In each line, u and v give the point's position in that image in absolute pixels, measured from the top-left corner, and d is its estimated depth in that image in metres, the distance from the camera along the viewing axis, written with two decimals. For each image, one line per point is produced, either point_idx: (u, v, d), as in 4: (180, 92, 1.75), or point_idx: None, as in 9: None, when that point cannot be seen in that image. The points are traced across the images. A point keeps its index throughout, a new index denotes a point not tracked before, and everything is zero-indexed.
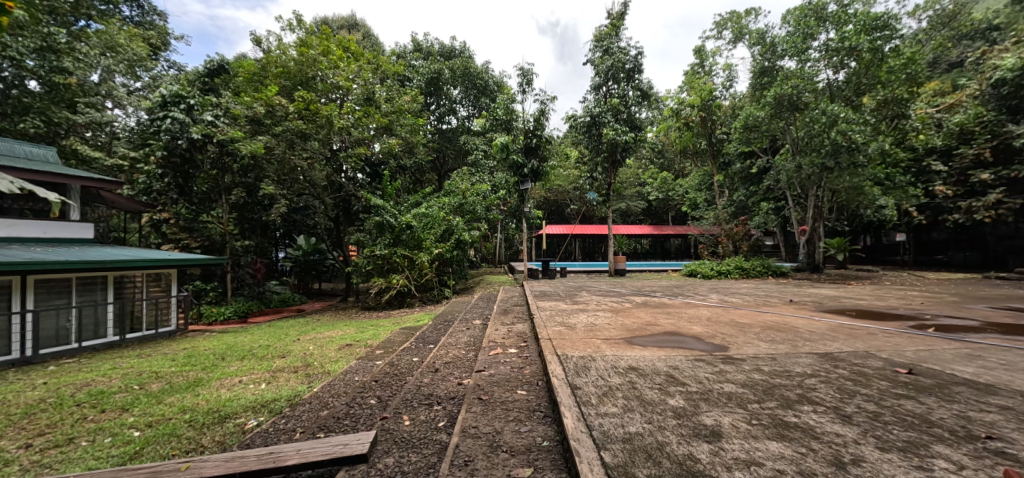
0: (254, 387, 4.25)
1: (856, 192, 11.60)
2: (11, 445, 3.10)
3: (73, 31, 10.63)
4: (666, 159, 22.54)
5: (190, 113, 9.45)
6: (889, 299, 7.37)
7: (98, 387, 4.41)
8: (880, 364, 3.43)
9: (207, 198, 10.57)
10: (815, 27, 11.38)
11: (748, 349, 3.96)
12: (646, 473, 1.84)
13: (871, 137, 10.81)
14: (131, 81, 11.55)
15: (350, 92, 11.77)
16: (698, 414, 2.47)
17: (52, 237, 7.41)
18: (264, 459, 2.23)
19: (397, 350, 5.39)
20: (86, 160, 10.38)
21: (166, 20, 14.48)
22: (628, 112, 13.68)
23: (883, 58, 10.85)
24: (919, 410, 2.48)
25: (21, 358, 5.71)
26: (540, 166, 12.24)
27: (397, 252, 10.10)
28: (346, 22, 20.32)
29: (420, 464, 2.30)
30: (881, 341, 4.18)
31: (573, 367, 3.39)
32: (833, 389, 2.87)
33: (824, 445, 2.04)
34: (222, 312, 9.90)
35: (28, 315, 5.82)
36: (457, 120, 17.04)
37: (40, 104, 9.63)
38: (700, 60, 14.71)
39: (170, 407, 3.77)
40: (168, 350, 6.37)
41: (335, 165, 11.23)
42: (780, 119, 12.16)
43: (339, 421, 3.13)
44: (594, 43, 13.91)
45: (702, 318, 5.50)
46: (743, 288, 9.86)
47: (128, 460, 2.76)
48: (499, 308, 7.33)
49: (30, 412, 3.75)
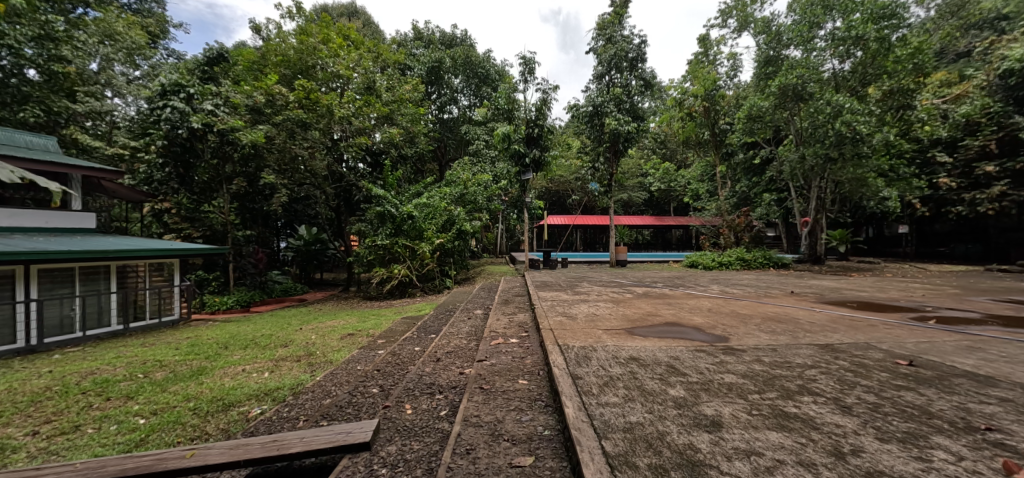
0: (257, 376, 4.29)
1: (860, 183, 11.44)
2: (18, 432, 3.14)
3: (70, 19, 10.52)
4: (668, 149, 22.34)
5: (189, 102, 9.29)
6: (890, 290, 7.39)
7: (103, 376, 4.45)
8: (881, 356, 3.44)
9: (208, 188, 10.52)
10: (822, 16, 11.21)
11: (748, 340, 3.97)
12: (646, 462, 1.86)
13: (876, 128, 10.66)
14: (131, 70, 11.39)
15: (350, 81, 11.55)
16: (699, 404, 2.49)
17: (55, 227, 7.44)
18: (269, 447, 2.26)
19: (398, 340, 5.41)
20: (86, 149, 10.32)
21: (164, 7, 14.44)
22: (630, 101, 13.45)
23: (890, 48, 10.69)
24: (920, 401, 2.50)
25: (26, 346, 5.77)
26: (542, 155, 12.09)
27: (399, 242, 10.13)
28: (346, 9, 20.07)
29: (423, 451, 2.34)
30: (881, 333, 4.20)
31: (574, 357, 3.41)
32: (833, 380, 2.89)
33: (824, 435, 2.06)
34: (225, 301, 9.98)
35: (33, 305, 5.86)
36: (458, 109, 16.86)
37: (39, 93, 9.56)
38: (705, 49, 14.45)
39: (174, 395, 3.82)
40: (172, 340, 6.42)
41: (335, 154, 11.08)
42: (784, 110, 12.03)
43: (342, 410, 3.17)
44: (597, 31, 13.78)
45: (703, 309, 5.50)
46: (744, 279, 9.90)
47: (134, 447, 2.82)
48: (500, 298, 7.31)
49: (35, 400, 3.78)
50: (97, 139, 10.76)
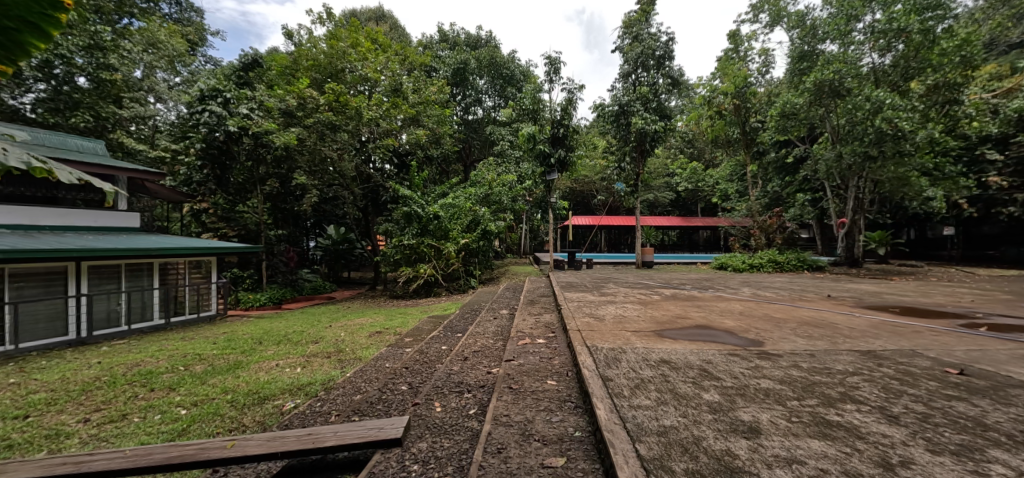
0: (290, 371, 4.42)
1: (902, 182, 10.90)
2: (72, 419, 3.34)
3: (117, 29, 11.13)
4: (696, 148, 21.92)
5: (226, 106, 9.71)
6: (936, 295, 7.02)
7: (148, 368, 4.67)
8: (929, 364, 3.27)
9: (243, 189, 10.95)
10: (860, 8, 10.76)
11: (784, 344, 3.85)
12: (684, 467, 1.81)
13: (919, 124, 10.14)
14: (171, 76, 12.03)
15: (378, 84, 11.76)
16: (735, 410, 2.42)
17: (101, 226, 7.86)
18: (304, 441, 2.31)
19: (425, 338, 5.49)
20: (131, 152, 10.91)
21: (202, 16, 15.06)
22: (657, 100, 13.22)
23: (934, 40, 10.19)
24: (973, 413, 2.35)
25: (76, 338, 6.12)
26: (568, 155, 11.96)
27: (425, 242, 10.28)
28: (374, 14, 20.54)
29: (453, 449, 2.36)
30: (927, 340, 3.99)
31: (603, 359, 3.36)
32: (877, 388, 2.76)
33: (870, 445, 1.97)
34: (258, 298, 10.36)
35: (82, 299, 6.21)
36: (483, 111, 17.04)
37: (88, 100, 10.13)
38: (735, 45, 14.08)
39: (213, 388, 3.96)
40: (209, 334, 6.70)
41: (363, 156, 11.27)
42: (819, 107, 11.49)
43: (372, 406, 3.23)
44: (623, 30, 13.65)
45: (734, 312, 5.36)
46: (777, 281, 9.61)
47: (177, 436, 2.95)
48: (526, 299, 7.29)
49: (86, 389, 4.00)
50: (141, 142, 11.36)
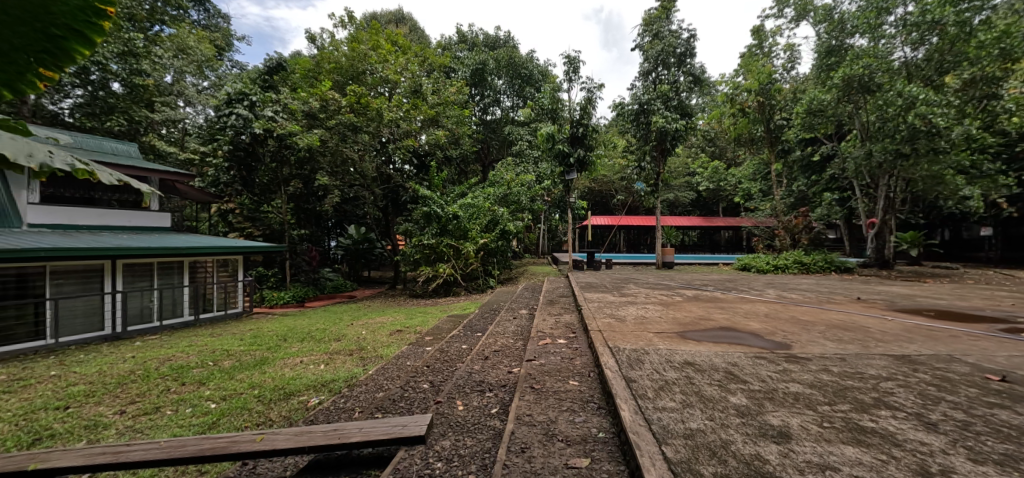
0: (314, 367, 4.51)
1: (936, 180, 10.49)
2: (109, 411, 3.48)
3: (150, 36, 11.57)
4: (717, 147, 21.52)
5: (252, 109, 10.07)
6: (974, 299, 6.72)
7: (179, 362, 4.84)
8: (968, 370, 3.13)
9: (267, 190, 11.26)
10: (892, 1, 10.42)
11: (813, 347, 3.74)
12: (712, 471, 1.78)
13: (955, 120, 9.72)
14: (200, 81, 12.26)
15: (398, 85, 11.89)
16: (764, 414, 2.37)
17: (134, 226, 8.17)
18: (330, 436, 2.35)
19: (446, 337, 5.53)
20: (162, 155, 11.33)
21: (229, 22, 15.51)
22: (678, 98, 13.01)
23: (971, 32, 9.82)
24: (1018, 421, 2.25)
25: (111, 334, 6.39)
26: (587, 155, 11.85)
27: (444, 242, 10.35)
28: (394, 16, 20.83)
29: (476, 448, 2.38)
30: (966, 345, 3.83)
31: (626, 360, 3.33)
32: (913, 394, 2.66)
33: (907, 453, 1.90)
34: (282, 296, 10.61)
35: (116, 296, 6.47)
36: (501, 111, 17.08)
37: (122, 104, 10.58)
38: (759, 41, 13.78)
39: (240, 383, 4.08)
40: (236, 331, 6.90)
41: (384, 157, 11.38)
42: (848, 103, 11.15)
43: (395, 403, 3.27)
44: (644, 28, 13.50)
45: (759, 314, 5.23)
46: (803, 283, 9.35)
47: (207, 429, 3.05)
48: (545, 299, 7.27)
49: (122, 382, 4.17)
50: (172, 144, 11.79)
